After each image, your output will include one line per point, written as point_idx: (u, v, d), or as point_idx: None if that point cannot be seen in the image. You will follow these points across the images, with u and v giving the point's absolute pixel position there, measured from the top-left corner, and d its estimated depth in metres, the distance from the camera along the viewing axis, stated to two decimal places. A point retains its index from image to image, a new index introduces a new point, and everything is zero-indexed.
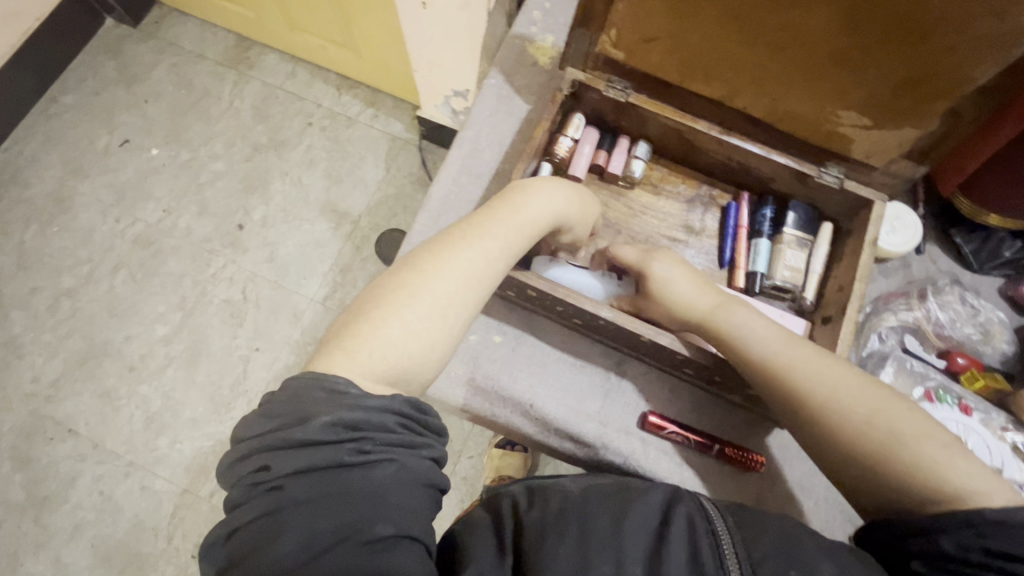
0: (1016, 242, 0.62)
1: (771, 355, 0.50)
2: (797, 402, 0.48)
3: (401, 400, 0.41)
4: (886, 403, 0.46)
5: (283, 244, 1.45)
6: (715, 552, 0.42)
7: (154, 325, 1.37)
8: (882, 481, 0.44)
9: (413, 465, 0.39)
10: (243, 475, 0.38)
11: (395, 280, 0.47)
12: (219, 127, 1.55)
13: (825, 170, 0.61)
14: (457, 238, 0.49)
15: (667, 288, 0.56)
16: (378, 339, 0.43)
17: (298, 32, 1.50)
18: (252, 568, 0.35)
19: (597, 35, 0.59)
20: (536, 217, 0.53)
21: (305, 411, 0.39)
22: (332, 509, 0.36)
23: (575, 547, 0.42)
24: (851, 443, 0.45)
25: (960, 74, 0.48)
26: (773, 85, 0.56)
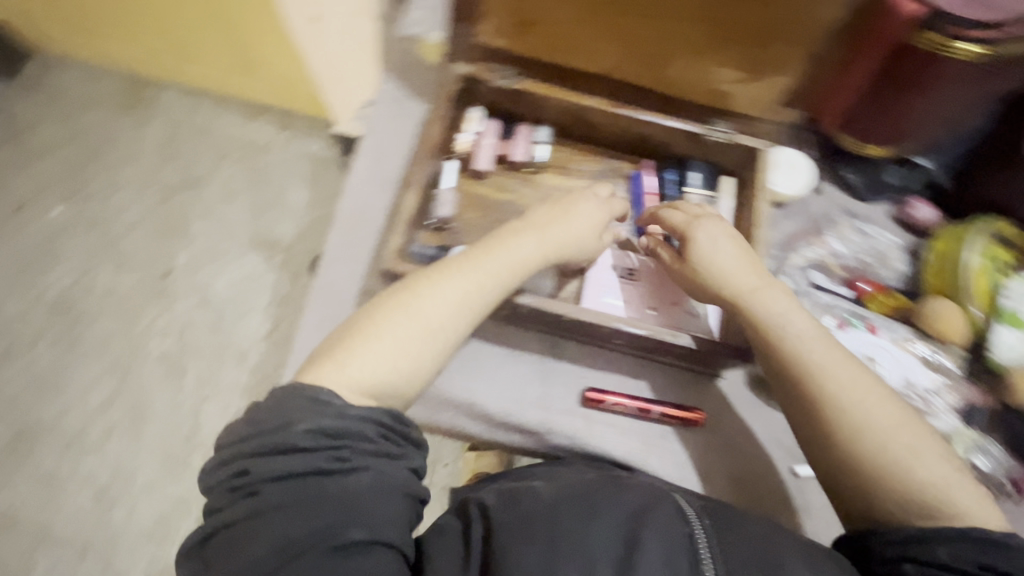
0: (896, 167, 0.67)
1: (807, 354, 0.50)
2: (821, 401, 0.49)
3: (384, 412, 0.44)
4: (905, 419, 0.48)
5: (215, 285, 1.38)
6: (693, 550, 0.43)
7: (88, 394, 1.28)
8: (881, 493, 0.46)
9: (392, 472, 0.42)
10: (222, 479, 0.41)
11: (395, 297, 0.50)
12: (125, 175, 1.46)
13: (714, 127, 0.63)
14: (452, 263, 0.52)
15: (709, 261, 0.55)
16: (371, 356, 0.46)
17: (193, 63, 1.42)
18: (230, 566, 0.38)
19: (477, 25, 0.59)
20: (532, 244, 0.55)
21: (286, 417, 0.41)
22: (307, 513, 0.38)
23: (542, 550, 0.43)
24: (866, 456, 0.46)
25: (813, 18, 0.51)
26: (651, 52, 0.57)
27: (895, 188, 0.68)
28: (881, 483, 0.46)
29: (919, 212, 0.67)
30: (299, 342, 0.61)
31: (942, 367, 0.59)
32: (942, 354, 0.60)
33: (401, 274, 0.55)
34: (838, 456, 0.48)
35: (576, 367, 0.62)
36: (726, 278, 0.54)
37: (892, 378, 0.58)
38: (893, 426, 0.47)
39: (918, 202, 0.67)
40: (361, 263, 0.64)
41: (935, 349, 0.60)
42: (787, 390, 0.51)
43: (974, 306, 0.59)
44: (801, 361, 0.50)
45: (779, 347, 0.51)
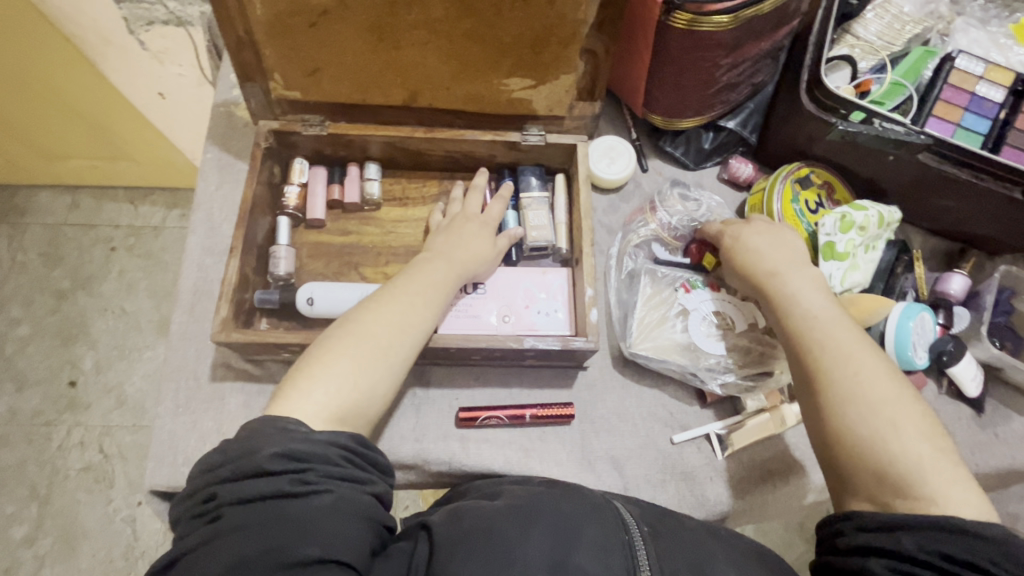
0: (709, 133, 0.72)
1: (814, 330, 0.52)
2: (818, 375, 0.50)
3: (349, 436, 0.47)
4: (896, 396, 0.48)
5: (129, 382, 1.32)
6: (632, 554, 0.45)
7: (8, 531, 1.20)
8: (854, 467, 0.46)
9: (353, 495, 0.44)
10: (191, 507, 0.44)
11: (343, 326, 0.53)
12: (8, 290, 1.38)
13: (526, 132, 0.65)
14: (385, 294, 0.55)
15: (752, 246, 0.58)
16: (330, 380, 0.49)
17: (57, 161, 1.36)
18: None
19: (265, 84, 0.60)
20: (437, 276, 0.57)
21: (256, 441, 0.44)
22: (266, 534, 0.40)
23: (483, 559, 0.43)
24: (854, 427, 0.47)
25: (570, 19, 0.54)
26: (440, 75, 0.59)
27: (715, 152, 0.73)
28: (862, 458, 0.46)
29: (741, 171, 0.71)
30: (159, 429, 0.59)
31: None
32: None
33: (235, 340, 0.54)
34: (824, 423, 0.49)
35: (446, 389, 0.62)
36: (761, 258, 0.58)
37: (738, 325, 0.63)
38: (876, 399, 0.47)
39: (739, 161, 0.71)
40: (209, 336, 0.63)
41: None
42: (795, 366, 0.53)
43: None
44: (809, 332, 0.52)
45: (789, 318, 0.54)
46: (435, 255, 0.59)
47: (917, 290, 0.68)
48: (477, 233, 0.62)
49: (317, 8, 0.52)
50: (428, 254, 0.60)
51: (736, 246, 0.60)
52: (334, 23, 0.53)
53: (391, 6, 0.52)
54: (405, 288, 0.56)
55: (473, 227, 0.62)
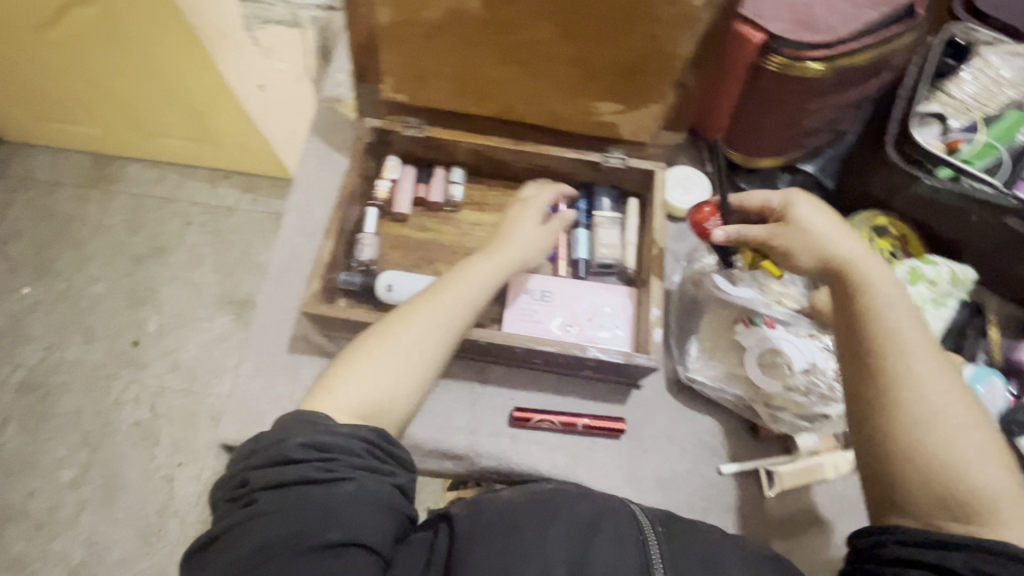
0: (785, 174, 0.73)
1: (897, 335, 0.48)
2: (897, 389, 0.47)
3: (371, 430, 0.49)
4: (966, 421, 0.45)
5: (184, 349, 1.40)
6: (644, 552, 0.46)
7: (59, 471, 1.28)
8: (918, 485, 0.44)
9: (371, 484, 0.46)
10: (229, 490, 0.47)
11: (378, 328, 0.55)
12: (91, 249, 1.49)
13: (609, 154, 0.68)
14: (421, 301, 0.57)
15: (814, 236, 0.53)
16: (354, 380, 0.51)
17: (152, 137, 1.48)
18: (219, 564, 0.42)
19: (378, 85, 0.65)
20: (485, 275, 0.59)
21: (284, 433, 0.47)
22: (293, 518, 0.42)
23: (501, 551, 0.44)
24: (928, 446, 0.45)
25: (668, 52, 0.57)
26: (534, 93, 0.63)
27: None
28: (925, 477, 0.44)
29: None
30: (237, 388, 0.64)
31: None
32: None
33: (321, 314, 0.59)
34: (894, 439, 0.46)
35: (503, 389, 0.65)
36: (835, 252, 0.53)
37: (797, 365, 0.61)
38: (947, 417, 0.45)
39: None
40: (291, 308, 0.68)
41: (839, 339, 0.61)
42: (861, 374, 0.49)
43: None
44: (892, 336, 0.48)
45: (873, 320, 0.50)
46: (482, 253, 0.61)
47: (990, 355, 0.66)
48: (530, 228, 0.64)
49: (436, 21, 0.56)
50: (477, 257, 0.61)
51: (804, 232, 0.54)
52: (447, 36, 0.58)
53: (501, 26, 0.56)
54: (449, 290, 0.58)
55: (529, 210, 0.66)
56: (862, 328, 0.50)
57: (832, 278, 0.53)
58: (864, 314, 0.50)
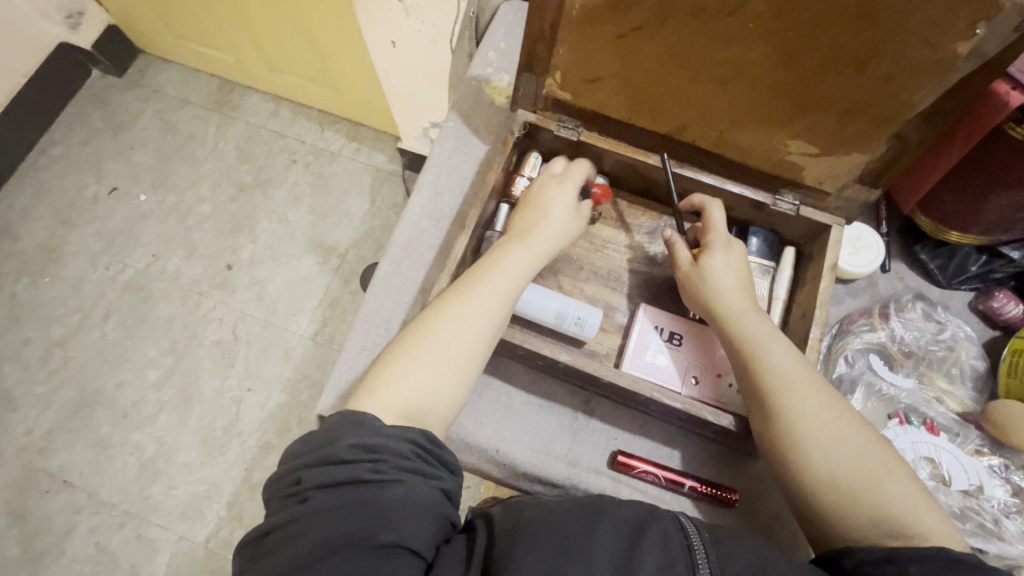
0: (981, 256, 0.61)
1: (780, 386, 0.49)
2: (783, 424, 0.48)
3: (419, 431, 0.47)
4: (858, 439, 0.46)
5: (271, 281, 1.44)
6: (689, 557, 0.43)
7: (146, 370, 1.35)
8: (840, 513, 0.45)
9: (422, 489, 0.44)
10: (283, 488, 0.45)
11: (421, 326, 0.52)
12: (205, 169, 1.55)
13: (780, 197, 0.62)
14: (453, 293, 0.54)
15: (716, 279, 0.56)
16: (398, 379, 0.49)
17: (278, 72, 1.51)
18: (274, 563, 0.40)
19: (542, 78, 0.60)
20: (522, 263, 0.56)
21: (334, 434, 0.45)
22: (345, 517, 0.41)
23: (548, 550, 0.42)
24: (831, 472, 0.46)
25: (901, 101, 0.48)
26: (719, 118, 0.56)
27: (978, 277, 0.63)
28: (845, 507, 0.45)
29: (1005, 308, 0.61)
30: (341, 362, 0.63)
31: (1014, 485, 0.54)
32: (1015, 470, 0.55)
33: None
34: (796, 478, 0.47)
35: (608, 427, 0.61)
36: (725, 297, 0.55)
37: (954, 484, 0.54)
38: (841, 440, 0.46)
39: (1007, 296, 0.61)
40: (406, 292, 0.66)
41: (1008, 464, 0.55)
42: (754, 411, 0.51)
43: None
44: (776, 389, 0.49)
45: (753, 362, 0.51)
46: (516, 238, 0.58)
47: None
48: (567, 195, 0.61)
49: (634, 22, 0.50)
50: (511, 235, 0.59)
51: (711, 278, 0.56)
52: (642, 40, 0.52)
53: (709, 40, 0.49)
54: (485, 286, 0.54)
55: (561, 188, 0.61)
56: (746, 371, 0.51)
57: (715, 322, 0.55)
58: (748, 355, 0.52)
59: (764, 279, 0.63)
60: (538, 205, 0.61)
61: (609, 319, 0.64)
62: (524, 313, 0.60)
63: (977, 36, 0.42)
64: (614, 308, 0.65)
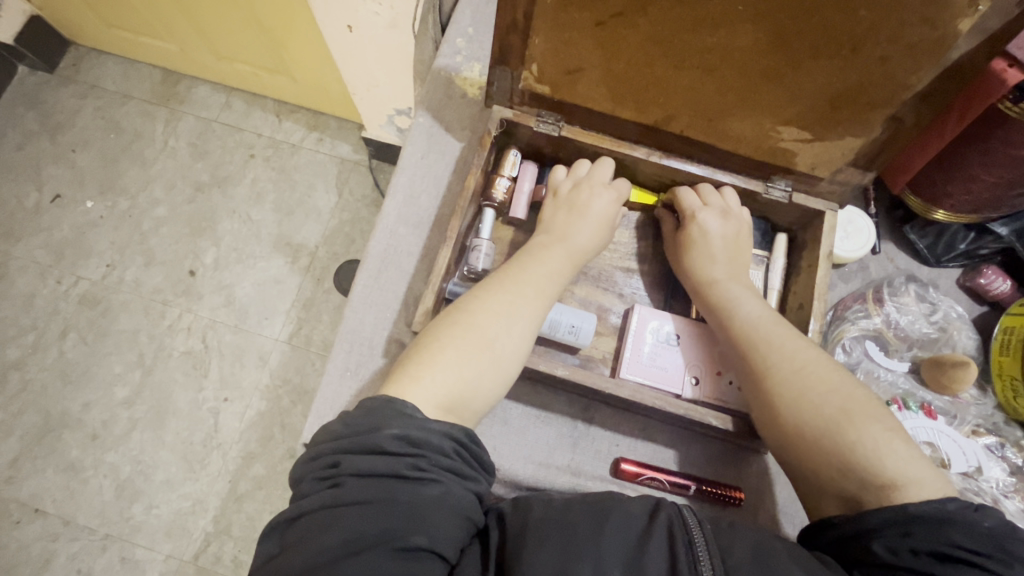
0: (969, 233, 0.61)
1: (748, 342, 0.51)
2: (756, 393, 0.50)
3: (460, 429, 0.43)
4: (822, 385, 0.47)
5: (239, 285, 1.36)
6: (691, 553, 0.41)
7: (114, 388, 1.27)
8: (816, 464, 0.45)
9: (460, 492, 0.41)
10: (316, 470, 0.41)
11: (449, 318, 0.49)
12: (157, 169, 1.44)
13: (773, 185, 0.60)
14: (496, 286, 0.52)
15: (704, 245, 0.58)
16: (442, 368, 0.46)
17: (226, 62, 1.40)
18: (298, 558, 0.37)
19: (517, 71, 0.56)
20: (560, 268, 0.55)
21: (376, 420, 0.41)
22: (381, 514, 0.37)
23: (557, 548, 0.40)
24: (791, 421, 0.47)
25: (897, 83, 0.46)
26: (708, 107, 0.54)
27: (967, 255, 0.63)
28: (818, 453, 0.45)
29: (993, 285, 0.61)
30: (323, 385, 0.59)
31: (1010, 463, 0.56)
32: (1009, 447, 0.56)
33: None
34: (773, 431, 0.48)
35: (608, 433, 0.59)
36: (706, 268, 0.58)
37: (955, 466, 0.54)
38: (806, 387, 0.47)
39: (996, 272, 0.61)
40: (388, 305, 0.62)
41: (1002, 442, 0.56)
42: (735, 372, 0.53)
43: None
44: (749, 344, 0.51)
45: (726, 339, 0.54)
46: (555, 240, 0.57)
47: None
48: (603, 194, 0.59)
49: (613, 9, 0.46)
50: (545, 235, 0.58)
51: (699, 241, 0.58)
52: (623, 27, 0.48)
53: (695, 25, 0.46)
54: (517, 281, 0.52)
55: (602, 197, 0.59)
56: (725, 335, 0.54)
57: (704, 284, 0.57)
58: (725, 320, 0.54)
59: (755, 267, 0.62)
60: (574, 209, 0.58)
61: (602, 321, 0.62)
62: (564, 340, 0.58)
63: (979, 12, 0.40)
64: (607, 309, 0.62)
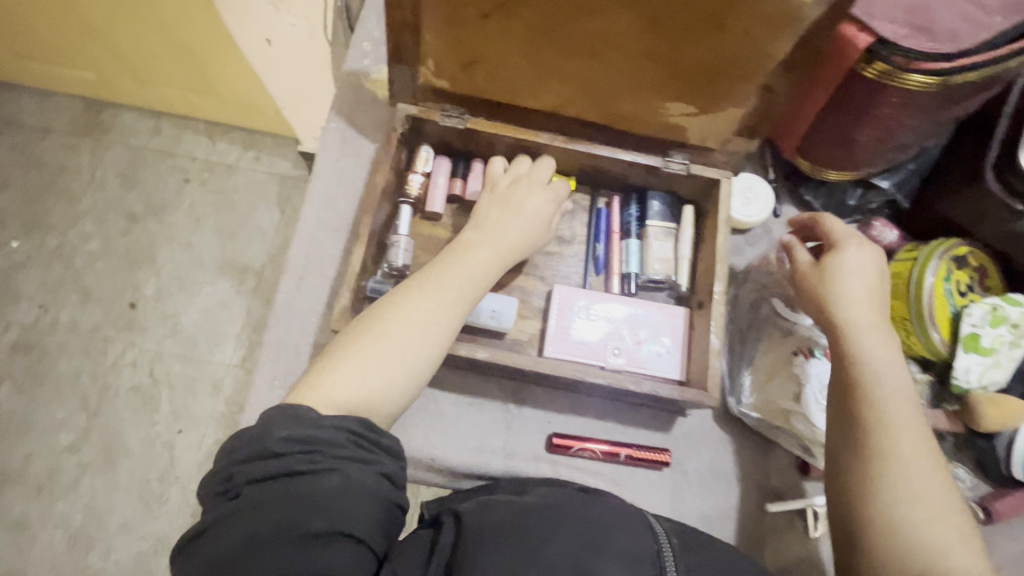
0: (857, 190, 0.66)
1: (889, 418, 0.47)
2: (880, 463, 0.46)
3: (355, 418, 0.43)
4: (941, 496, 0.44)
5: (183, 314, 1.32)
6: (657, 559, 0.43)
7: (57, 434, 1.22)
8: (897, 549, 0.43)
9: (361, 475, 0.41)
10: (215, 487, 0.42)
11: (357, 327, 0.49)
12: (86, 203, 1.39)
13: (670, 159, 0.62)
14: (410, 287, 0.51)
15: (841, 285, 0.52)
16: (344, 376, 0.45)
17: (148, 86, 1.36)
18: (201, 570, 0.37)
19: (416, 69, 0.58)
20: (487, 263, 0.54)
21: (265, 427, 0.42)
22: (274, 509, 0.38)
23: (507, 553, 0.42)
24: (902, 512, 0.44)
25: (762, 55, 0.50)
26: (599, 89, 0.56)
27: (858, 211, 0.68)
28: (901, 540, 0.43)
29: (883, 235, 0.65)
30: (255, 398, 0.59)
31: None
32: None
33: None
34: (876, 500, 0.45)
35: (540, 412, 0.61)
36: (842, 309, 0.52)
37: None
38: (928, 490, 0.44)
39: (883, 223, 0.66)
40: (314, 312, 0.62)
41: None
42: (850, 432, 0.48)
43: (935, 330, 0.58)
44: (884, 415, 0.47)
45: (866, 392, 0.48)
46: (482, 237, 0.56)
47: None
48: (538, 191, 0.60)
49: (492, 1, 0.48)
50: (474, 232, 0.57)
51: (838, 280, 0.52)
52: (506, 19, 0.49)
53: (571, 12, 0.48)
54: (443, 282, 0.51)
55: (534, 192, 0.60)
56: (852, 394, 0.49)
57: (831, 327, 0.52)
58: (866, 377, 0.49)
59: (662, 234, 0.65)
60: (508, 208, 0.58)
61: (527, 305, 0.64)
62: (487, 326, 0.60)
63: None
64: (530, 293, 0.64)
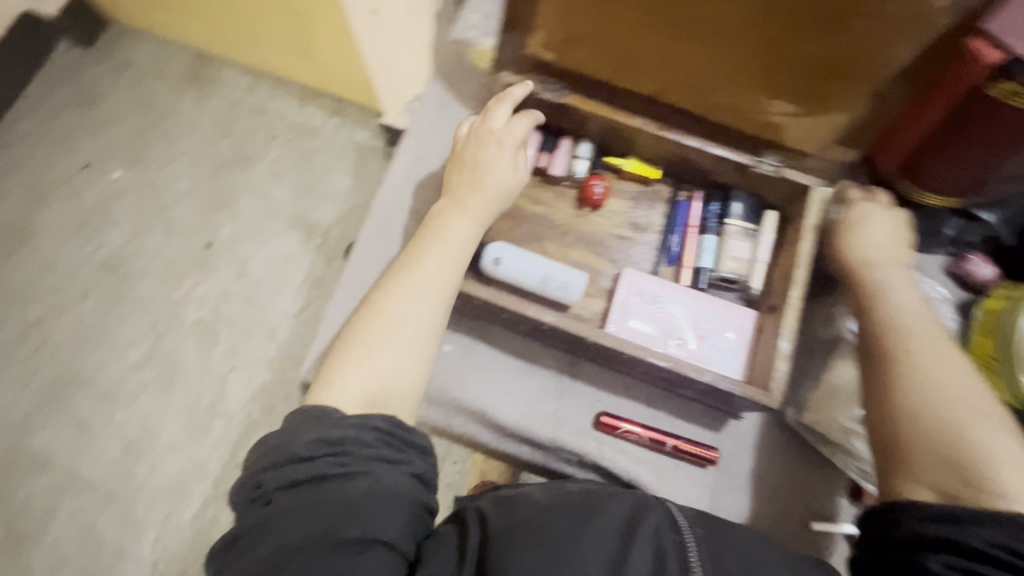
0: (957, 220, 0.62)
1: (907, 338, 0.51)
2: (897, 377, 0.50)
3: (382, 419, 0.47)
4: (965, 397, 0.47)
5: (252, 259, 1.41)
6: (681, 553, 0.43)
7: (128, 350, 1.32)
8: (929, 453, 0.46)
9: (390, 477, 0.44)
10: (248, 493, 0.45)
11: (357, 321, 0.52)
12: (183, 145, 1.50)
13: (763, 159, 0.62)
14: (401, 270, 0.53)
15: (867, 232, 0.58)
16: (352, 367, 0.49)
17: (255, 44, 1.46)
18: (241, 567, 0.41)
19: (525, 39, 0.60)
20: (464, 232, 0.56)
21: (298, 431, 0.46)
22: (309, 513, 0.41)
23: (541, 554, 0.41)
24: (923, 416, 0.47)
25: (880, 58, 0.49)
26: (702, 79, 0.57)
27: (952, 242, 0.65)
28: (931, 440, 0.46)
29: (980, 270, 0.63)
30: (326, 329, 0.62)
31: None
32: None
33: None
34: (900, 412, 0.48)
35: (593, 388, 0.61)
36: (864, 251, 0.58)
37: None
38: (951, 391, 0.47)
39: (980, 259, 0.63)
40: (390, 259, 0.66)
41: None
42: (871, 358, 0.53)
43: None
44: (902, 335, 0.51)
45: (882, 319, 0.53)
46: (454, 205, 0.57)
47: None
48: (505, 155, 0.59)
49: None
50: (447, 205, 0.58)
51: (858, 224, 0.59)
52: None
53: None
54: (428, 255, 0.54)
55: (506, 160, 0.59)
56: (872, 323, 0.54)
57: (855, 269, 0.57)
58: (884, 307, 0.54)
59: (738, 234, 0.64)
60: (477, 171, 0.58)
61: (595, 283, 0.65)
62: (555, 295, 0.61)
63: None
64: (598, 273, 0.65)
